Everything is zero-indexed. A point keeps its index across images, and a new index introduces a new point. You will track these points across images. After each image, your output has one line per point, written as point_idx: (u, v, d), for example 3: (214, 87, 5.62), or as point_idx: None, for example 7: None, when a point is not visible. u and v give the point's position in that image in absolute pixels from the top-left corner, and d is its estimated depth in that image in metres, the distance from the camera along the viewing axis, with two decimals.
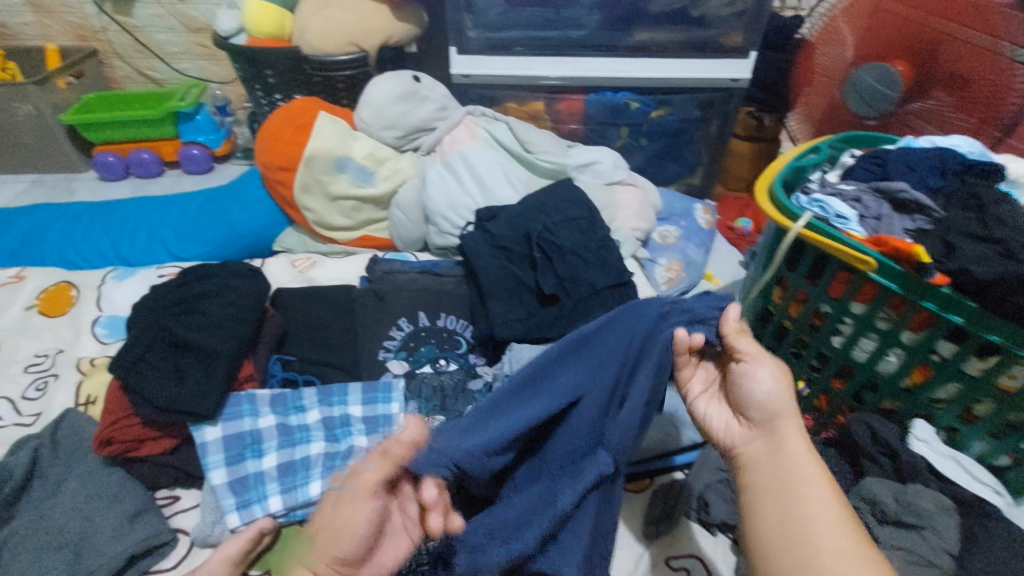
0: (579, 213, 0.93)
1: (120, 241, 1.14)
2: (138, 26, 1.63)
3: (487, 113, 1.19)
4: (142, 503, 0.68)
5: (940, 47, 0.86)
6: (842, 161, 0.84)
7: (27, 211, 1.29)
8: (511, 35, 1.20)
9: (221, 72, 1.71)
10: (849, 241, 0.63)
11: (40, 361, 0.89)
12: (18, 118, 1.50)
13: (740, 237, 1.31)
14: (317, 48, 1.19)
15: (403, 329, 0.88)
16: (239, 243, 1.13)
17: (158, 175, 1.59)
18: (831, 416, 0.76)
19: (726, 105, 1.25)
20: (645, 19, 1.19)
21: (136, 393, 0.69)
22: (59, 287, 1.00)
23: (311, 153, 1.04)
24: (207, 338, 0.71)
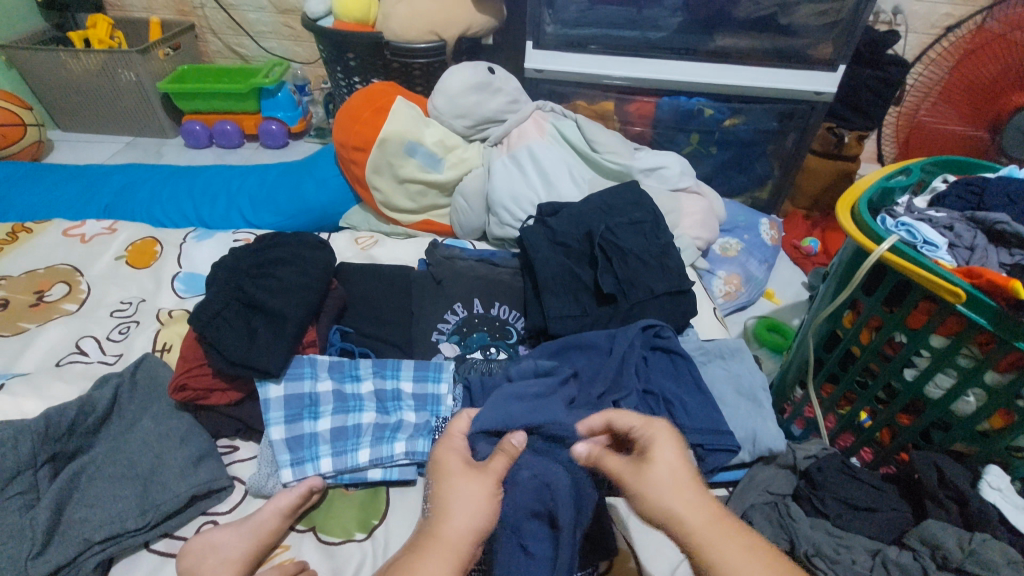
0: (643, 216, 0.92)
1: (201, 205, 1.21)
2: (232, 4, 1.71)
3: (557, 110, 1.20)
4: (205, 448, 0.73)
5: None
6: (933, 186, 0.79)
7: (123, 170, 1.39)
8: (588, 33, 1.19)
9: (304, 53, 1.79)
10: (936, 268, 0.59)
11: (125, 307, 0.97)
12: (120, 83, 1.62)
13: (805, 257, 1.26)
14: (398, 34, 1.21)
15: (457, 314, 0.89)
16: (309, 216, 1.19)
17: (238, 146, 1.68)
18: (892, 453, 0.73)
19: (806, 119, 1.20)
20: (729, 25, 1.16)
21: (209, 345, 0.73)
22: (145, 242, 1.08)
23: (385, 135, 1.07)
24: (278, 302, 0.75)
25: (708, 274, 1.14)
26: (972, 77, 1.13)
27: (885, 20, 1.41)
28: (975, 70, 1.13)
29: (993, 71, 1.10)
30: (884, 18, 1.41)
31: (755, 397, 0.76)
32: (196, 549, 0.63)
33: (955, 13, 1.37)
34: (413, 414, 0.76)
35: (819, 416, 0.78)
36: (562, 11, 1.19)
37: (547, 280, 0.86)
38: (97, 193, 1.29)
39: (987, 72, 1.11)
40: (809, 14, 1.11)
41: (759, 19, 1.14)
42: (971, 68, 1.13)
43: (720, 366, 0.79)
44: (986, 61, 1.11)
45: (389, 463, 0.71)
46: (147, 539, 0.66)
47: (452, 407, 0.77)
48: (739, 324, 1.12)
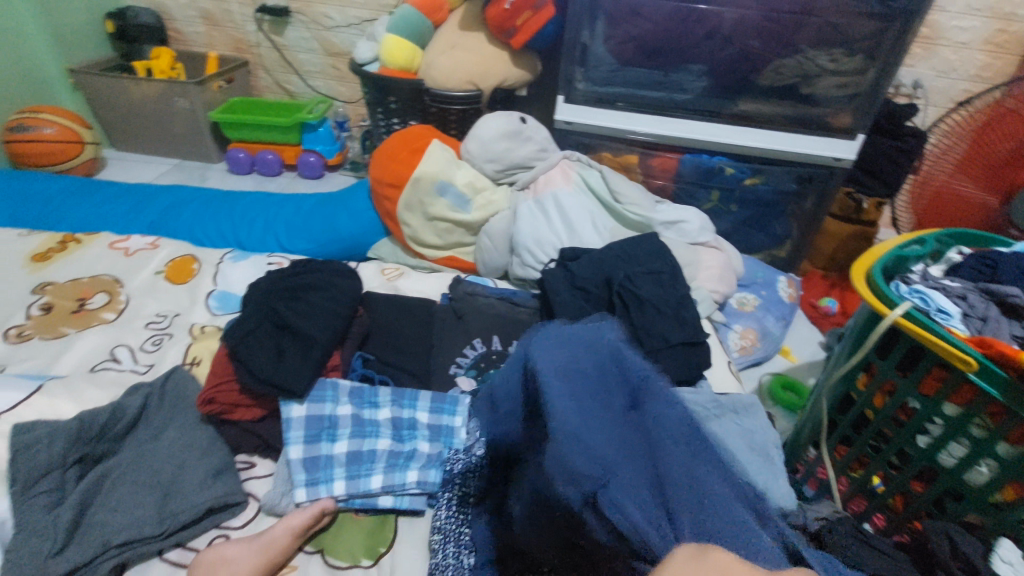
0: (662, 267, 0.95)
1: (240, 228, 1.28)
2: (286, 45, 1.84)
3: (583, 160, 1.25)
4: (224, 462, 0.75)
5: None
6: (948, 256, 0.81)
7: (169, 191, 1.47)
8: (616, 91, 1.26)
9: (347, 93, 1.90)
10: (949, 336, 0.61)
11: (160, 320, 1.01)
12: (176, 110, 1.73)
13: (822, 317, 1.27)
14: (438, 83, 1.32)
15: (476, 349, 0.91)
16: (340, 245, 1.24)
17: (277, 175, 1.77)
18: (905, 521, 0.72)
19: (825, 183, 1.24)
20: (752, 90, 1.22)
21: (239, 361, 0.76)
22: (184, 259, 1.14)
23: (419, 174, 1.13)
24: (308, 325, 0.79)
25: (725, 328, 1.15)
26: (991, 145, 1.08)
27: (905, 93, 1.47)
28: (994, 137, 1.08)
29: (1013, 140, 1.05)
30: (903, 91, 1.46)
31: (766, 453, 0.76)
32: (208, 561, 0.64)
33: (974, 90, 1.42)
34: (426, 444, 0.78)
35: (831, 478, 0.77)
36: (592, 70, 1.26)
37: (565, 321, 0.89)
38: (144, 211, 1.36)
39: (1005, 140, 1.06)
40: (830, 86, 1.17)
41: (781, 87, 1.20)
42: (991, 135, 1.08)
43: (733, 420, 0.79)
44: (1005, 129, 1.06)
45: (400, 490, 0.73)
46: (161, 547, 0.68)
47: (464, 440, 0.78)
48: (753, 380, 1.12)
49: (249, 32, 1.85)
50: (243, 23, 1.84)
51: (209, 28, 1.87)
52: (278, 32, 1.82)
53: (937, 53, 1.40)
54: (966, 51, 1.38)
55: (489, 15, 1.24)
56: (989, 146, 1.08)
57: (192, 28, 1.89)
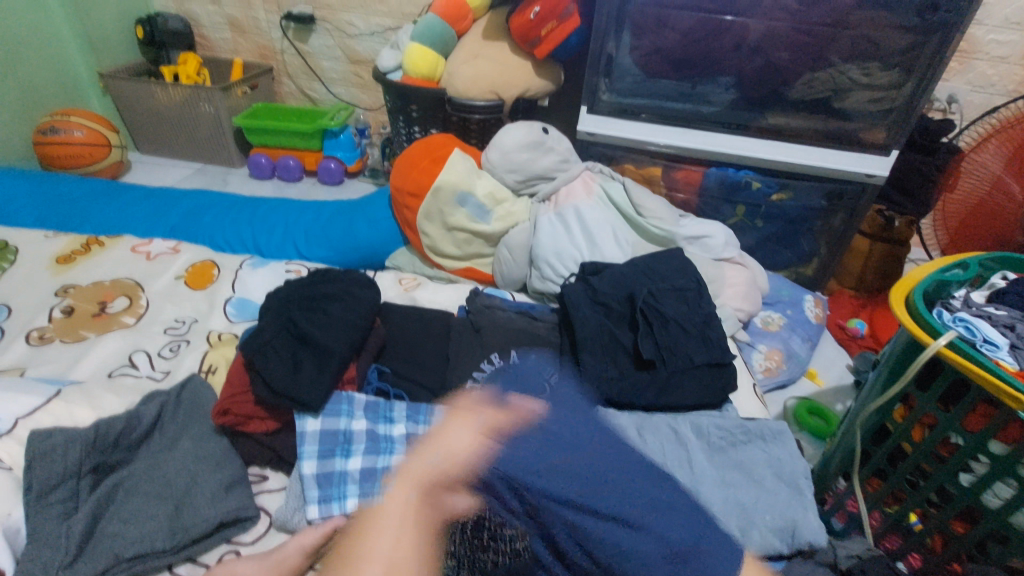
0: (686, 285, 0.92)
1: (259, 234, 1.28)
2: (310, 52, 1.86)
3: (605, 172, 1.23)
4: (237, 475, 0.74)
5: None
6: (991, 281, 0.77)
7: (191, 195, 1.48)
8: (640, 102, 1.24)
9: (369, 100, 1.90)
10: (999, 370, 0.57)
11: (179, 326, 1.01)
12: (201, 115, 1.75)
13: (851, 338, 1.22)
14: (461, 92, 1.31)
15: (493, 364, 0.89)
16: (358, 253, 1.23)
17: (298, 180, 1.77)
18: (944, 561, 0.68)
19: (855, 200, 1.20)
20: (781, 104, 1.19)
21: (256, 373, 0.75)
22: (204, 265, 1.15)
23: (440, 184, 1.12)
24: (325, 337, 0.78)
25: (749, 348, 1.12)
26: None
27: (939, 108, 1.42)
28: None
29: None
30: (937, 106, 1.42)
31: (795, 484, 0.73)
32: None
33: None
34: None
35: (863, 513, 0.73)
36: (617, 82, 1.24)
37: (586, 338, 0.86)
38: (167, 215, 1.37)
39: None
40: (863, 100, 1.13)
41: (810, 101, 1.17)
42: None
43: (759, 448, 0.76)
44: None
45: None
46: (171, 561, 0.67)
47: None
48: (779, 402, 1.08)
49: (274, 39, 1.87)
50: (269, 30, 1.86)
51: (236, 35, 1.90)
52: (303, 39, 1.84)
53: (973, 68, 1.35)
54: (1004, 66, 1.33)
55: (513, 25, 1.24)
56: None
57: (219, 35, 1.92)
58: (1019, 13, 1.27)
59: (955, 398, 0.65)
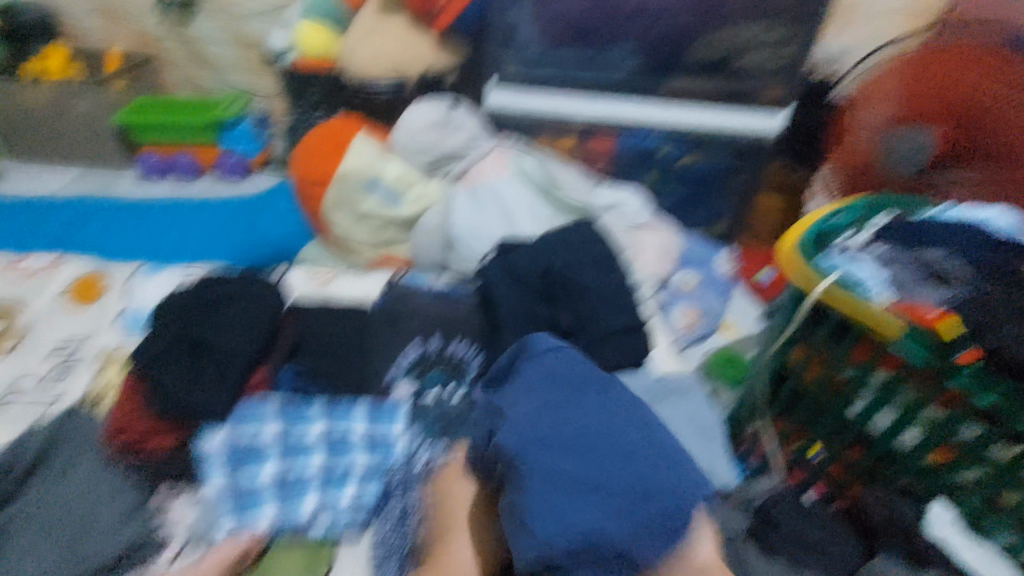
0: (601, 252, 0.92)
1: (154, 239, 1.18)
2: (197, 38, 1.71)
3: (517, 144, 1.19)
4: (138, 501, 0.69)
5: (985, 118, 0.93)
6: (877, 223, 0.81)
7: (73, 203, 1.35)
8: (547, 73, 1.23)
9: (269, 87, 1.78)
10: (871, 306, 0.62)
11: (64, 347, 0.92)
12: (77, 114, 1.58)
13: (763, 288, 1.27)
14: (361, 72, 1.24)
15: (413, 351, 0.86)
16: (265, 250, 1.16)
17: (198, 179, 1.65)
18: (845, 487, 0.73)
19: (757, 156, 1.25)
20: (681, 67, 1.21)
21: (155, 385, 0.72)
22: (87, 277, 1.03)
23: (344, 171, 1.09)
24: (225, 342, 0.74)
25: (669, 307, 1.14)
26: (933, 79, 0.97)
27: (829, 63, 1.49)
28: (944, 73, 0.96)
29: (955, 84, 0.95)
30: (829, 61, 1.48)
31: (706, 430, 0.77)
32: None
33: None
34: (364, 456, 0.74)
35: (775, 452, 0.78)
36: (521, 52, 1.22)
37: (504, 316, 0.85)
38: (45, 227, 1.24)
39: (951, 80, 0.95)
40: (756, 59, 1.17)
41: (707, 63, 1.20)
42: (941, 69, 0.96)
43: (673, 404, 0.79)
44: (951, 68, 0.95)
45: (337, 506, 0.71)
46: None
47: (404, 449, 0.75)
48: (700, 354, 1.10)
49: (155, 25, 1.71)
50: (147, 16, 1.69)
51: (109, 23, 1.72)
52: (187, 24, 1.69)
53: (857, 23, 1.42)
54: (886, 19, 1.41)
55: None
56: (941, 78, 0.96)
57: (90, 23, 1.73)
58: None
59: (837, 339, 0.69)
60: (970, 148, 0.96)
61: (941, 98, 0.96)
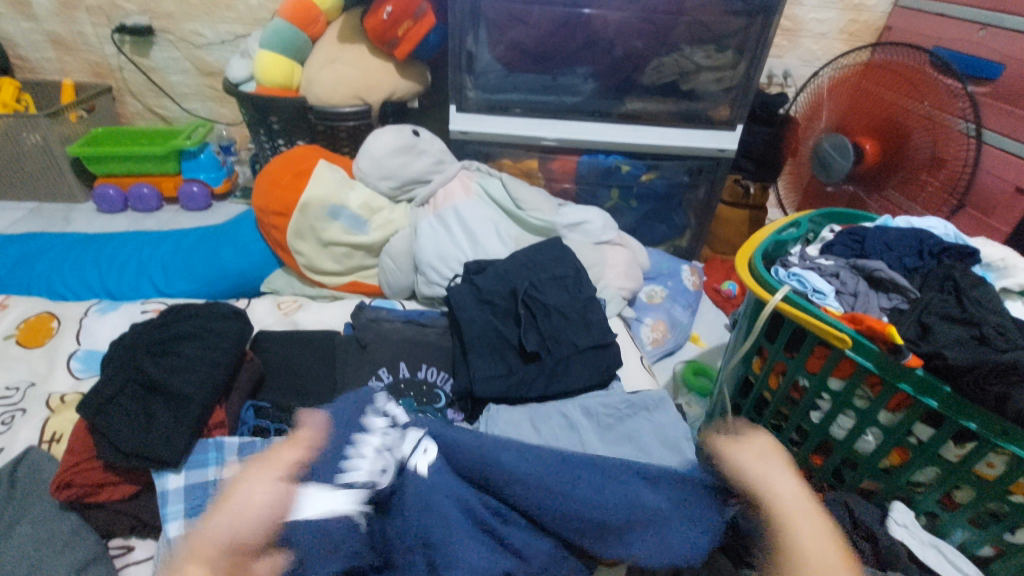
0: (566, 272, 0.94)
1: (108, 274, 1.14)
2: (153, 67, 1.68)
3: (482, 169, 1.22)
4: (93, 553, 0.66)
5: (897, 119, 1.10)
6: (822, 235, 0.86)
7: (21, 239, 1.29)
8: (509, 98, 1.25)
9: (230, 114, 1.76)
10: (825, 316, 0.64)
11: (10, 394, 0.87)
12: (25, 147, 1.53)
13: (726, 300, 1.32)
14: (322, 99, 1.24)
15: (382, 380, 0.86)
16: (228, 282, 1.14)
17: (157, 210, 1.61)
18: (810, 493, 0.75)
19: (714, 173, 1.30)
20: (637, 89, 1.25)
21: (100, 434, 0.67)
22: (40, 318, 1.00)
23: (306, 200, 1.06)
24: (179, 382, 0.70)
25: (636, 322, 1.17)
26: (861, 94, 1.17)
27: (777, 82, 1.57)
28: (868, 88, 1.16)
29: (875, 97, 1.14)
30: (775, 81, 1.56)
31: (680, 447, 0.75)
32: None
33: None
34: None
35: None
36: (482, 78, 1.24)
37: (473, 339, 0.86)
38: None
39: (873, 94, 1.15)
40: (708, 81, 1.22)
41: (662, 85, 1.24)
42: (865, 87, 1.17)
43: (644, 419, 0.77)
44: (872, 86, 1.15)
45: None
46: None
47: None
48: (668, 370, 1.14)
49: (109, 55, 1.68)
50: (100, 46, 1.66)
51: (60, 53, 1.68)
52: (143, 53, 1.66)
53: (800, 45, 1.51)
54: (825, 41, 1.50)
55: (369, 26, 1.18)
56: (864, 93, 1.17)
57: (39, 54, 1.68)
58: None
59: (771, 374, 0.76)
60: (894, 149, 1.12)
61: (863, 115, 1.16)
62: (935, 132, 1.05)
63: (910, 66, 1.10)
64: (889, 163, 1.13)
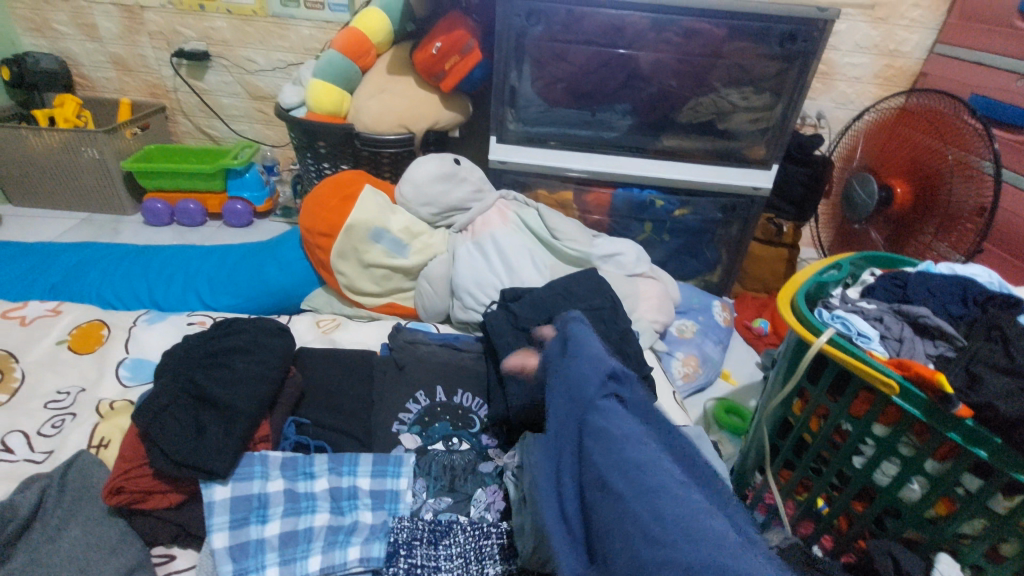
0: (602, 303, 0.95)
1: (156, 286, 1.18)
2: (206, 90, 1.77)
3: (519, 199, 1.25)
4: (138, 559, 0.67)
5: (926, 163, 1.11)
6: (863, 278, 0.86)
7: (75, 249, 1.35)
8: (547, 131, 1.29)
9: (275, 136, 1.84)
10: (871, 361, 0.64)
11: (62, 398, 0.91)
12: (83, 161, 1.61)
13: (757, 338, 1.32)
14: (370, 127, 1.30)
15: (420, 402, 0.87)
16: (270, 298, 1.18)
17: (200, 225, 1.67)
18: (851, 541, 0.74)
19: (747, 211, 1.31)
20: (674, 127, 1.28)
21: (153, 443, 0.69)
22: (91, 325, 1.04)
23: (351, 222, 1.10)
24: (230, 395, 0.72)
25: (667, 356, 1.17)
26: (893, 140, 1.20)
27: (810, 123, 1.59)
28: (899, 135, 1.19)
29: (905, 143, 1.17)
30: (808, 122, 1.58)
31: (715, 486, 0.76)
32: None
33: None
34: (369, 514, 0.72)
35: (779, 502, 0.79)
36: (523, 111, 1.28)
37: (510, 366, 0.87)
38: (45, 273, 1.24)
39: (903, 142, 1.18)
40: (744, 121, 1.24)
41: (699, 124, 1.27)
42: (897, 133, 1.20)
43: None
44: (903, 132, 1.18)
45: (342, 571, 0.66)
46: None
47: (411, 505, 0.74)
48: (698, 406, 1.13)
49: (165, 77, 1.77)
50: (159, 68, 1.75)
51: (120, 74, 1.77)
52: (197, 76, 1.75)
53: (835, 88, 1.53)
54: (859, 84, 1.52)
55: (417, 60, 1.25)
56: (895, 139, 1.20)
57: (101, 74, 1.78)
58: (866, 39, 1.45)
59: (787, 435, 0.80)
60: (924, 191, 1.13)
61: (894, 160, 1.19)
62: (967, 176, 1.04)
63: (939, 113, 1.11)
64: (918, 206, 1.14)
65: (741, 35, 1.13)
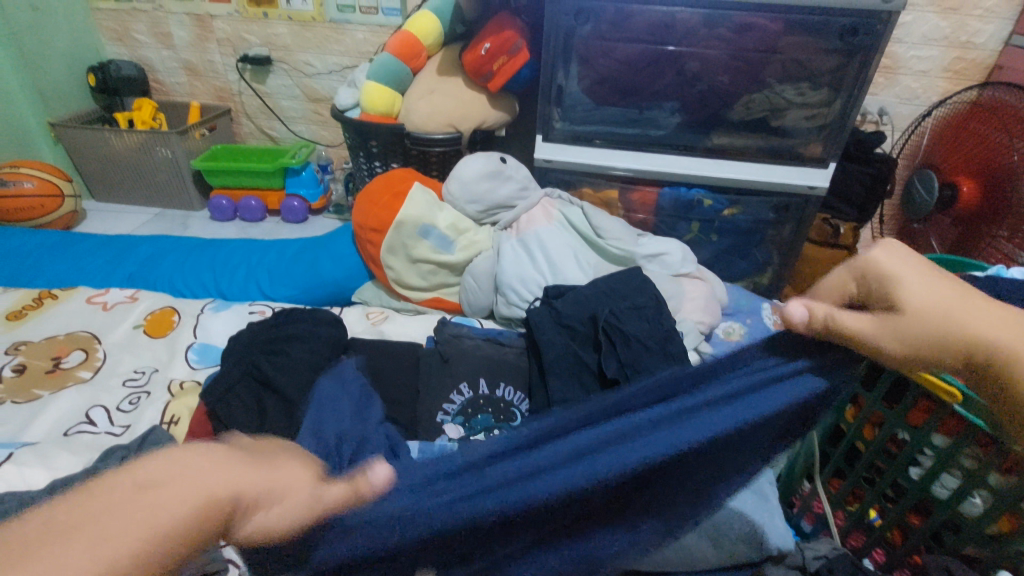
0: (647, 302, 0.92)
1: (221, 276, 1.26)
2: (268, 93, 1.87)
3: (564, 197, 1.27)
4: None
5: (1000, 160, 1.04)
6: None
7: (150, 241, 1.46)
8: (593, 129, 1.29)
9: (330, 137, 1.92)
10: None
11: (138, 376, 0.99)
12: (157, 160, 1.73)
13: None
14: (419, 127, 1.34)
15: (463, 394, 0.90)
16: (324, 290, 1.23)
17: (261, 220, 1.76)
18: (905, 555, 0.71)
19: (801, 211, 1.27)
20: (725, 124, 1.26)
21: (220, 421, 0.76)
22: (164, 312, 1.13)
23: (402, 219, 1.14)
24: (287, 381, 0.78)
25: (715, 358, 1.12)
26: (964, 136, 1.13)
27: (871, 120, 1.52)
28: (971, 130, 1.11)
29: (978, 138, 1.09)
30: (870, 118, 1.51)
31: (762, 490, 0.75)
32: None
33: None
34: None
35: (828, 511, 0.77)
36: (569, 110, 1.29)
37: (553, 362, 0.88)
38: (124, 263, 1.35)
39: (976, 136, 1.10)
40: (799, 118, 1.20)
41: (751, 121, 1.24)
42: (969, 127, 1.12)
43: None
44: (976, 127, 1.10)
45: None
46: None
47: None
48: None
49: (232, 81, 1.88)
50: (226, 74, 1.87)
51: (192, 78, 1.90)
52: (260, 80, 1.85)
53: (898, 82, 1.45)
54: (927, 78, 1.43)
55: (466, 62, 1.28)
56: (967, 134, 1.12)
57: (175, 79, 1.92)
58: (935, 30, 1.37)
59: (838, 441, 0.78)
60: (995, 189, 1.05)
61: (965, 156, 1.12)
62: None
63: (1016, 107, 1.03)
64: (988, 204, 1.07)
65: (797, 29, 1.09)
